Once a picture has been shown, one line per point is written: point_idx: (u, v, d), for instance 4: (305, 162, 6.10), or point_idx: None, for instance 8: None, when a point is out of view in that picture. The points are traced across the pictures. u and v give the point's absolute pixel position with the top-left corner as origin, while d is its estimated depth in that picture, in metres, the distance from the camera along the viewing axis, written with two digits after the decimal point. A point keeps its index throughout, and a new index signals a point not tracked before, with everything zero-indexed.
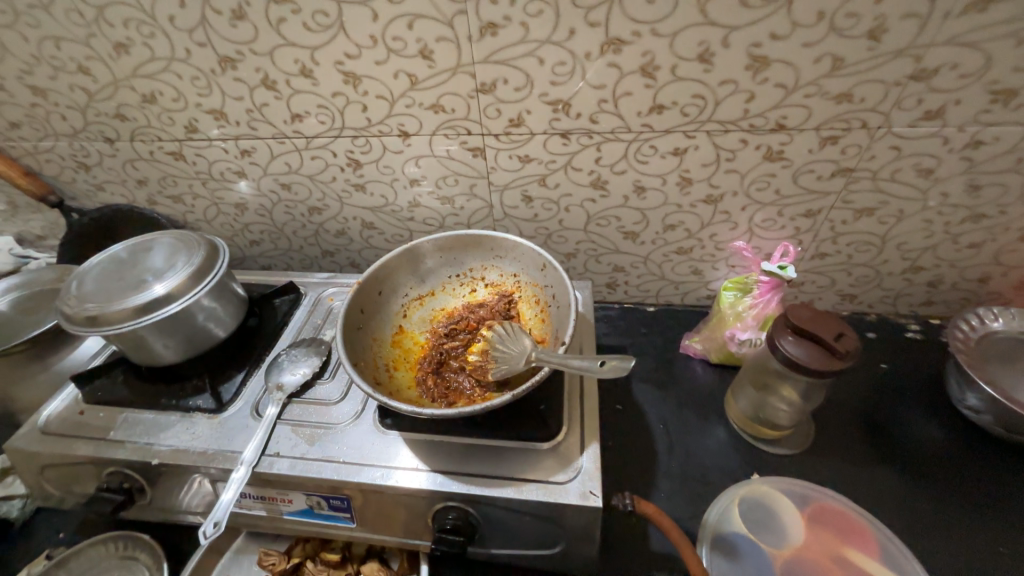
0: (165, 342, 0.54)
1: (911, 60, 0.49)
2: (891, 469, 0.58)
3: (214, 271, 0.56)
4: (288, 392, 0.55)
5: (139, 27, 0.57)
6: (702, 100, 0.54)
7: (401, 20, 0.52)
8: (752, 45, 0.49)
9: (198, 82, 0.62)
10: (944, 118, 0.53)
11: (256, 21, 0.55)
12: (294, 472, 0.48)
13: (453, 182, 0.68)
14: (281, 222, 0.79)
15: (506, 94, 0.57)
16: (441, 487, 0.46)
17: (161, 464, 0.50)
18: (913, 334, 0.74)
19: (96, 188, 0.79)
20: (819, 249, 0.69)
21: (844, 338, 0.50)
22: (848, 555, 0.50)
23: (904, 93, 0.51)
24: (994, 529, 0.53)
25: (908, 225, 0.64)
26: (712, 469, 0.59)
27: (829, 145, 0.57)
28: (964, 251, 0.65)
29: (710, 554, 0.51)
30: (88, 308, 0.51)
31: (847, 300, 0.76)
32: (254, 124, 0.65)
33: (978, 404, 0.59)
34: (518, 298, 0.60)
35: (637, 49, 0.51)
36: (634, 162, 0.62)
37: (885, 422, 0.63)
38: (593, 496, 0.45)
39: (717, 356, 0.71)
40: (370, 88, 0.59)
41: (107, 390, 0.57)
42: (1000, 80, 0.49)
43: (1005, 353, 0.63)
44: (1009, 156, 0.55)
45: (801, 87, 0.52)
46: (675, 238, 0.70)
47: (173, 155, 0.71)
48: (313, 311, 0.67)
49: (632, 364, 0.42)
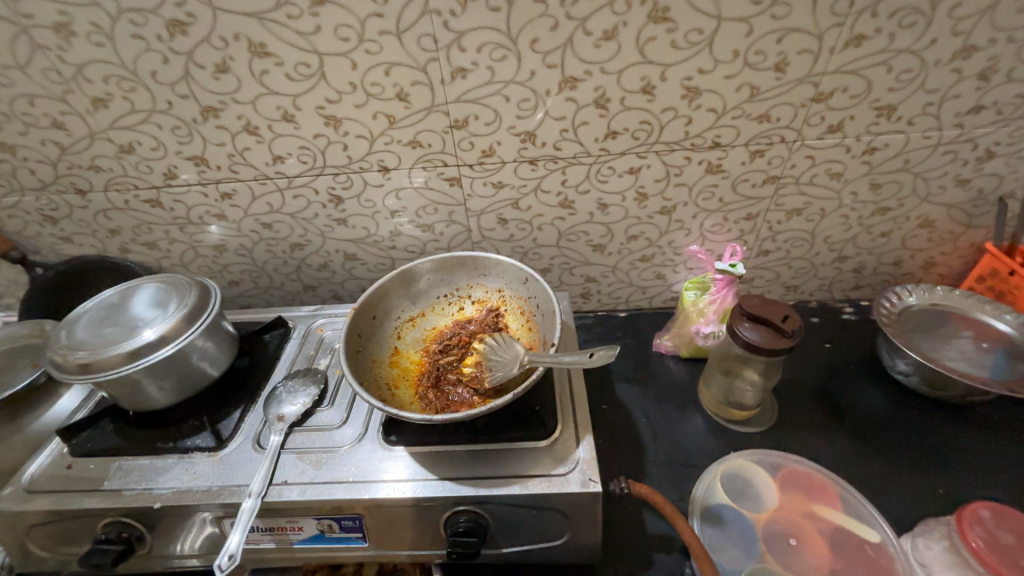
0: (159, 385, 0.54)
1: (811, 86, 0.59)
2: (845, 434, 0.66)
3: (207, 311, 0.57)
4: (289, 422, 0.56)
5: (120, 82, 0.60)
6: (649, 125, 0.63)
7: (379, 68, 0.58)
8: (685, 78, 0.58)
9: (179, 131, 0.64)
10: (844, 131, 0.63)
11: (240, 73, 0.58)
12: (305, 496, 0.49)
13: (433, 210, 0.73)
14: (262, 261, 0.80)
15: (478, 129, 0.64)
16: (451, 492, 0.49)
17: (163, 507, 0.49)
18: (849, 315, 0.84)
19: (62, 240, 0.77)
20: (762, 247, 0.78)
21: (789, 319, 0.57)
22: (818, 511, 0.56)
23: (809, 112, 0.62)
24: (933, 474, 0.61)
25: (830, 221, 0.74)
26: (694, 452, 0.64)
27: (757, 157, 0.66)
28: (877, 239, 0.77)
29: (701, 526, 0.55)
30: (80, 355, 0.51)
31: (791, 291, 0.86)
32: (235, 168, 0.68)
33: (907, 368, 0.68)
34: (504, 311, 0.65)
35: (590, 85, 0.59)
36: (595, 182, 0.69)
37: (834, 393, 0.71)
38: (593, 483, 0.49)
39: (686, 351, 0.78)
40: (351, 129, 0.63)
41: (97, 441, 0.56)
42: (881, 98, 0.60)
43: (921, 322, 0.74)
44: (898, 158, 0.66)
45: (728, 111, 0.61)
46: (638, 247, 0.78)
47: (149, 202, 0.72)
48: (305, 343, 0.68)
49: (617, 352, 0.48)
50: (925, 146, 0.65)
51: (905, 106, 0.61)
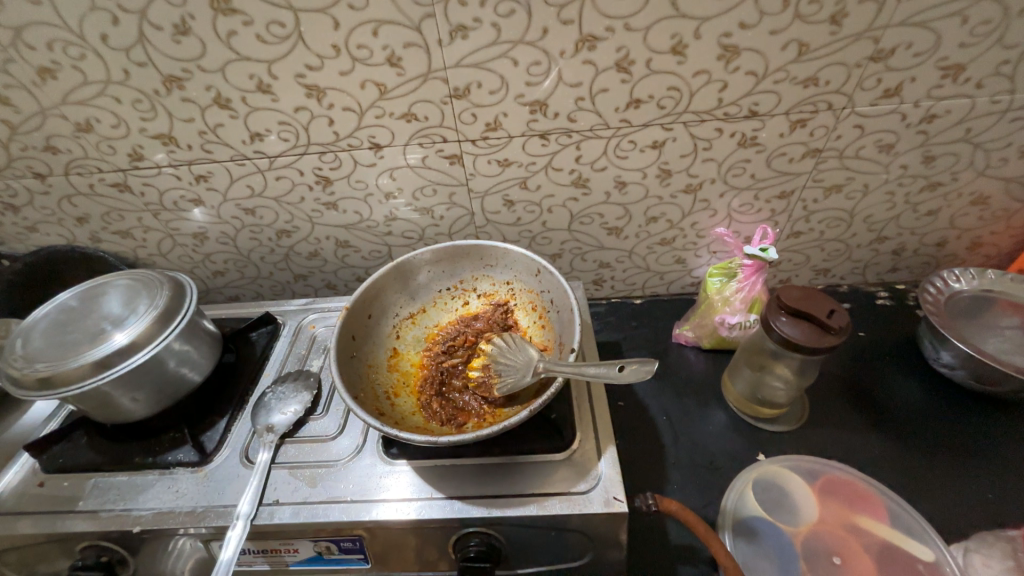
0: (133, 396, 0.49)
1: (870, 42, 0.51)
2: (882, 433, 0.61)
3: (182, 311, 0.51)
4: (280, 434, 0.51)
5: (66, 49, 0.51)
6: (677, 92, 0.55)
7: (365, 27, 0.49)
8: (723, 35, 0.50)
9: (141, 105, 0.56)
10: (901, 95, 0.55)
11: (203, 35, 0.50)
12: (299, 519, 0.44)
13: (431, 192, 0.66)
14: (247, 250, 0.73)
15: (481, 98, 0.55)
16: (460, 513, 0.44)
17: (143, 531, 0.45)
18: (883, 300, 0.78)
19: (27, 230, 0.71)
20: (794, 228, 0.71)
21: (836, 314, 0.51)
22: (859, 523, 0.52)
23: (864, 74, 0.53)
24: (981, 478, 0.56)
25: (873, 199, 0.67)
26: (719, 453, 0.60)
27: (799, 128, 0.58)
28: (923, 218, 0.69)
29: (733, 541, 0.51)
30: (39, 369, 0.45)
31: (822, 274, 0.79)
32: (208, 147, 0.60)
33: (952, 360, 0.62)
34: (513, 306, 0.61)
35: (611, 45, 0.51)
36: (613, 158, 0.61)
37: (869, 387, 0.66)
38: (617, 502, 0.44)
39: (708, 342, 0.72)
40: (336, 101, 0.55)
41: (69, 456, 0.51)
42: (949, 57, 0.52)
43: (968, 310, 0.68)
44: (959, 127, 0.58)
45: (771, 73, 0.53)
46: (658, 229, 0.71)
47: (117, 187, 0.65)
48: (296, 342, 0.63)
49: (653, 366, 0.44)
50: (991, 113, 0.57)
51: (976, 65, 0.52)
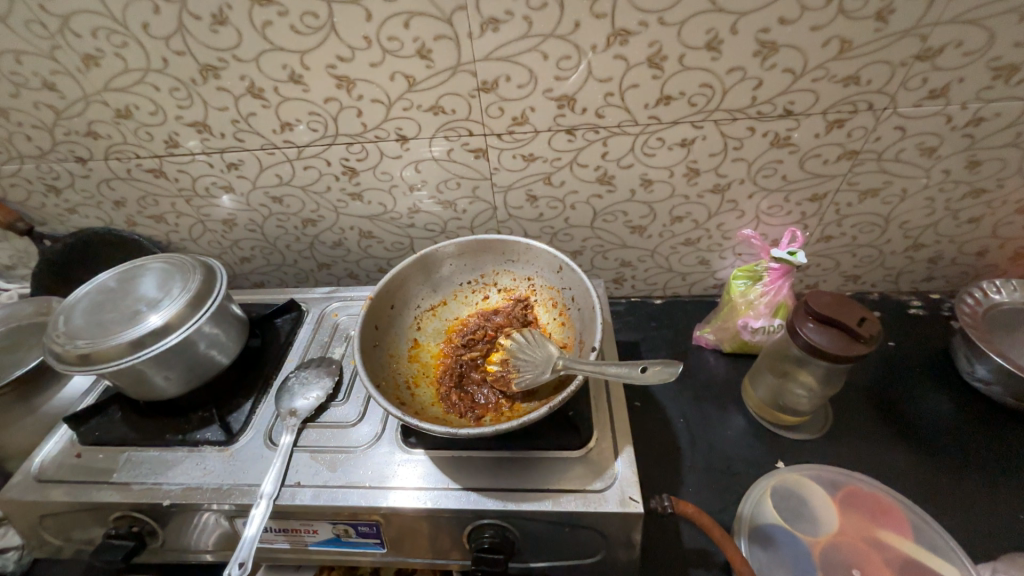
0: (166, 376, 0.50)
1: (917, 40, 0.49)
2: (910, 447, 0.59)
3: (213, 295, 0.53)
4: (302, 418, 0.52)
5: (110, 37, 0.53)
6: (709, 89, 0.54)
7: (397, 19, 0.50)
8: (760, 30, 0.48)
9: (178, 93, 0.58)
10: (947, 96, 0.53)
11: (239, 25, 0.51)
12: (319, 501, 0.45)
13: (455, 185, 0.66)
14: (273, 237, 0.75)
15: (509, 92, 0.55)
16: (475, 505, 0.44)
17: (172, 505, 0.47)
18: (916, 310, 0.75)
19: (67, 212, 0.73)
20: (824, 232, 0.69)
21: (867, 322, 0.49)
22: (882, 537, 0.51)
23: (909, 74, 0.51)
24: (1014, 498, 0.54)
25: (911, 204, 0.64)
26: (737, 459, 0.59)
27: (835, 128, 0.56)
28: (964, 226, 0.66)
29: (748, 546, 0.51)
30: (79, 345, 0.47)
31: (851, 281, 0.77)
32: (240, 135, 0.62)
33: (987, 375, 0.60)
34: (533, 302, 0.61)
35: (644, 39, 0.50)
36: (640, 155, 0.60)
37: (897, 398, 0.64)
38: (633, 501, 0.44)
39: (730, 345, 0.70)
40: (365, 92, 0.56)
41: (105, 430, 0.54)
42: (1002, 56, 0.49)
43: (1007, 323, 0.65)
44: (1008, 131, 0.55)
45: (809, 71, 0.51)
46: (683, 229, 0.69)
47: (152, 172, 0.67)
48: (319, 329, 0.64)
49: (674, 369, 0.43)
50: None
51: None
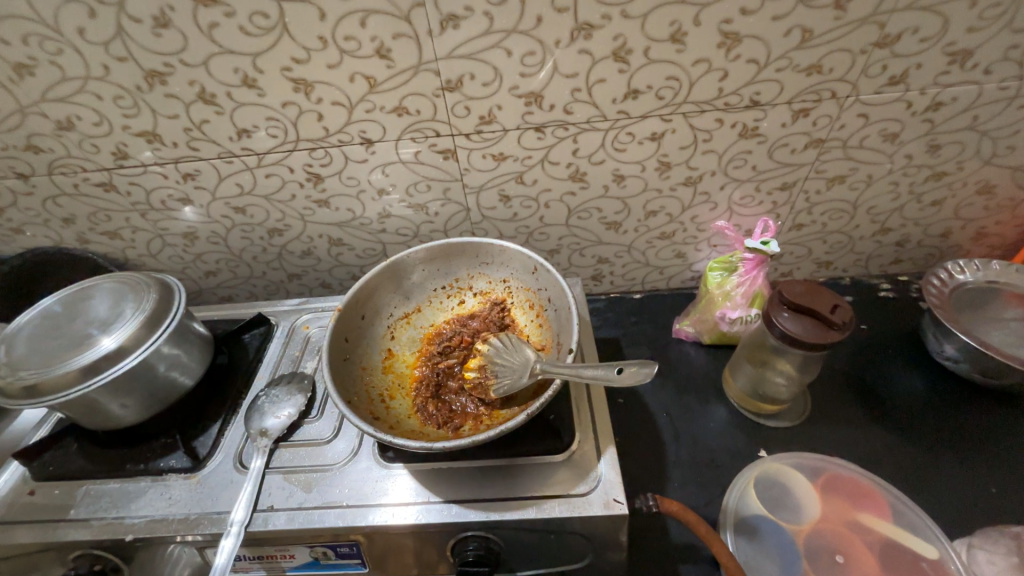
0: (123, 403, 0.48)
1: (876, 27, 0.49)
2: (885, 428, 0.60)
3: (171, 313, 0.50)
4: (273, 438, 0.50)
5: (43, 43, 0.49)
6: (676, 82, 0.53)
7: (352, 17, 0.48)
8: (723, 21, 0.48)
9: (123, 102, 0.54)
10: (907, 82, 0.54)
11: (184, 27, 0.48)
12: (294, 525, 0.43)
13: (425, 187, 0.64)
14: (238, 249, 0.72)
15: (474, 91, 0.54)
16: (458, 518, 0.43)
17: (136, 539, 0.44)
18: (886, 293, 0.77)
19: (12, 232, 0.69)
20: (795, 220, 0.70)
21: (839, 309, 0.50)
22: (863, 520, 0.51)
23: (869, 61, 0.52)
24: (985, 472, 0.56)
25: (877, 189, 0.65)
26: (720, 450, 0.59)
27: (801, 117, 0.57)
28: (928, 209, 0.68)
29: (734, 539, 0.51)
30: (23, 377, 0.44)
31: (824, 267, 0.78)
32: (194, 144, 0.59)
33: (955, 353, 0.62)
34: (510, 305, 0.60)
35: (608, 33, 0.49)
36: (611, 151, 0.60)
37: (872, 381, 0.65)
38: (617, 503, 0.43)
39: (709, 337, 0.71)
40: (324, 95, 0.54)
41: (60, 463, 0.50)
42: (956, 42, 0.50)
43: (972, 302, 0.67)
44: (965, 114, 0.57)
45: (773, 61, 0.52)
46: (658, 223, 0.69)
47: (102, 186, 0.63)
48: (289, 343, 0.62)
49: (652, 368, 0.43)
50: (999, 100, 0.55)
51: (984, 51, 0.51)
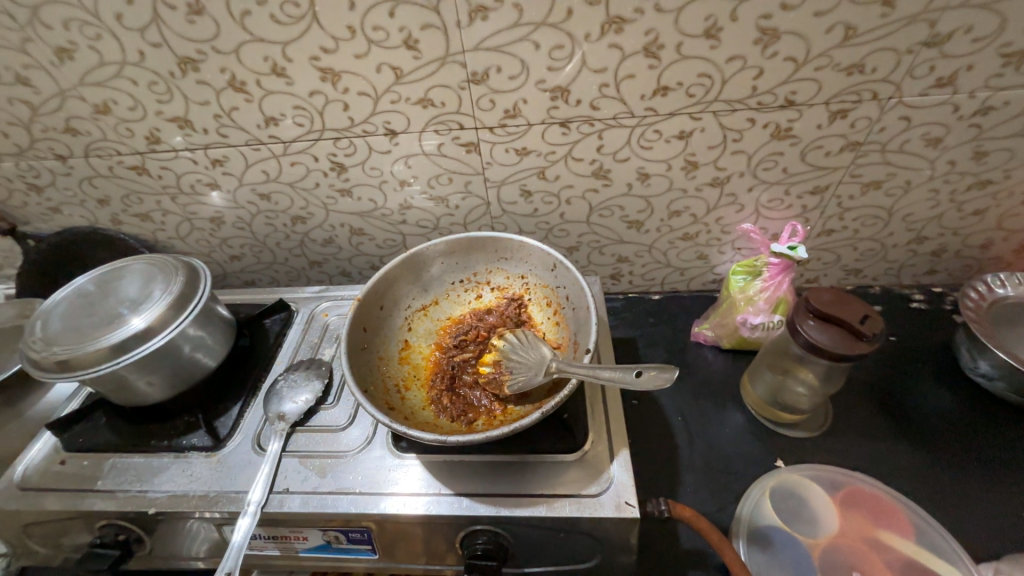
0: (149, 380, 0.49)
1: (925, 25, 0.47)
2: (911, 444, 0.58)
3: (197, 296, 0.51)
4: (291, 422, 0.51)
5: (83, 29, 0.51)
6: (708, 79, 0.52)
7: (381, 7, 0.47)
8: (761, 17, 0.46)
9: (156, 87, 0.56)
10: (955, 85, 0.51)
11: (217, 15, 0.49)
12: (308, 508, 0.44)
13: (447, 180, 0.64)
14: (263, 235, 0.73)
15: (500, 84, 0.53)
16: (468, 511, 0.43)
17: (158, 513, 0.46)
18: (918, 304, 0.74)
19: (50, 211, 0.72)
20: (826, 225, 0.68)
21: (869, 320, 0.48)
22: (883, 538, 0.50)
23: (915, 61, 0.49)
24: (1016, 495, 0.53)
25: (914, 197, 0.63)
26: (736, 458, 0.58)
27: (838, 119, 0.55)
28: (969, 218, 0.65)
29: (746, 549, 0.50)
30: (58, 352, 0.46)
31: (853, 275, 0.75)
32: (223, 130, 0.60)
33: (990, 370, 0.59)
34: (527, 301, 0.59)
35: (639, 27, 0.48)
36: (637, 148, 0.59)
37: (898, 395, 0.63)
38: (629, 506, 0.43)
39: (728, 342, 0.69)
40: (351, 85, 0.54)
41: (90, 436, 0.52)
42: (1013, 43, 0.47)
43: (1011, 318, 0.64)
44: (1017, 120, 0.54)
45: (811, 59, 0.49)
46: (681, 224, 0.68)
47: (135, 169, 0.65)
48: (308, 329, 0.63)
49: (671, 373, 0.42)
50: None
51: None
